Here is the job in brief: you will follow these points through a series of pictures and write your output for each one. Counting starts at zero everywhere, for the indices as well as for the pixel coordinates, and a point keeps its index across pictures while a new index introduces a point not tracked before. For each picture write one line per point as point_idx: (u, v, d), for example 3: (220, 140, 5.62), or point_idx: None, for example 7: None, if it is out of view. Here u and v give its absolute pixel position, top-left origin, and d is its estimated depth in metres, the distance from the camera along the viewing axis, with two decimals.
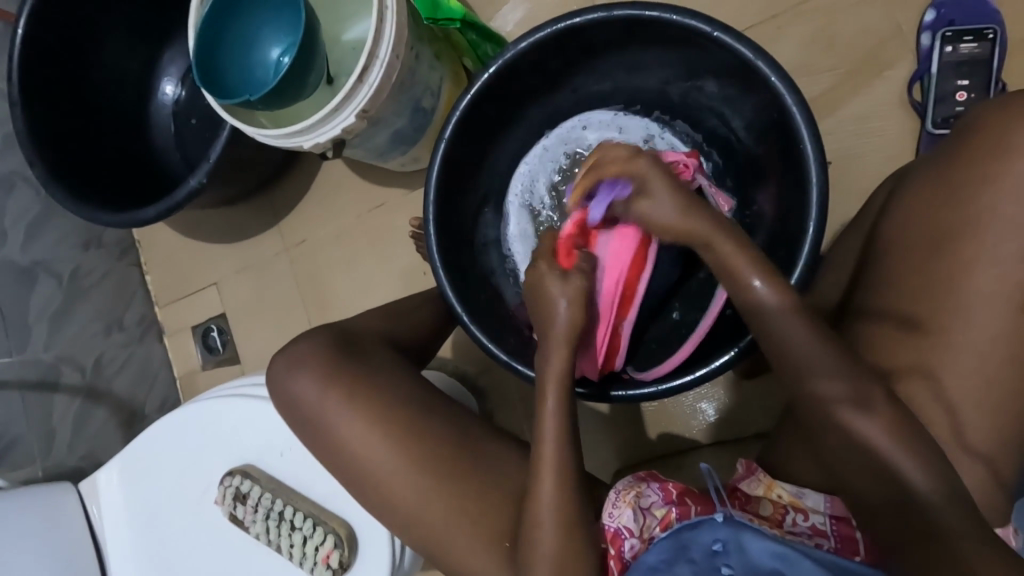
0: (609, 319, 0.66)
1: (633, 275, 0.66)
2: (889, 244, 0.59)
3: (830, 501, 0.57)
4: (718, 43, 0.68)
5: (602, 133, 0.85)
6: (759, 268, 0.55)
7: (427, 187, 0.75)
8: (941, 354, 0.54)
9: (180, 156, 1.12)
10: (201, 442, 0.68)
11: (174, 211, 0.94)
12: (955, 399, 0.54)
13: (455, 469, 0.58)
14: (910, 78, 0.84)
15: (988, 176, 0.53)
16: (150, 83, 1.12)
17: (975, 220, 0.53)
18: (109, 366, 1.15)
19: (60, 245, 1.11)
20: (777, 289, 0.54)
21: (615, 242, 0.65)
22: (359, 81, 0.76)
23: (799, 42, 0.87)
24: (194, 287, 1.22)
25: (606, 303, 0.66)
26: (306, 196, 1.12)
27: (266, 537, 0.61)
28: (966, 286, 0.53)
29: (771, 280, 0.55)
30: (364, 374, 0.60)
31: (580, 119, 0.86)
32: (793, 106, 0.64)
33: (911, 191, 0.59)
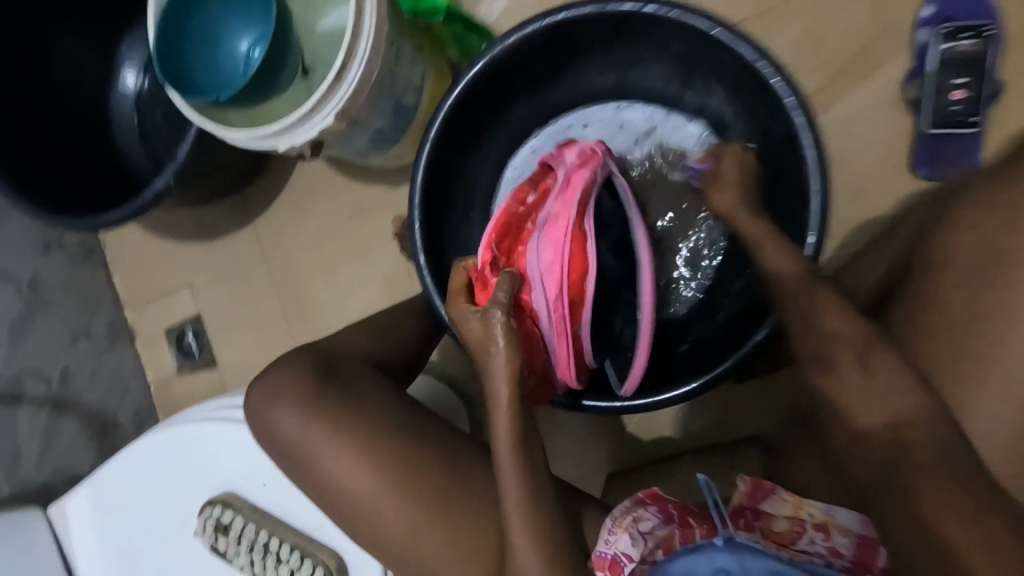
0: (562, 331, 0.59)
1: (576, 278, 0.60)
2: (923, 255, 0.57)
3: (862, 522, 0.54)
4: (714, 41, 0.66)
5: (602, 131, 0.81)
6: (802, 271, 0.57)
7: (412, 193, 0.72)
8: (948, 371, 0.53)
9: (145, 151, 1.04)
10: (177, 467, 0.64)
11: (140, 214, 0.89)
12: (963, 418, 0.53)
13: (450, 499, 0.55)
14: (907, 76, 0.82)
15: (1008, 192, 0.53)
16: (109, 72, 1.04)
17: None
18: (77, 374, 1.09)
19: (17, 249, 1.04)
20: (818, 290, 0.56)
21: (545, 249, 0.60)
22: (337, 79, 0.71)
23: (794, 36, 0.85)
24: (166, 289, 1.16)
25: (556, 315, 0.59)
26: (283, 193, 1.07)
27: (251, 570, 0.58)
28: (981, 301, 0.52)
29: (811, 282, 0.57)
30: (349, 400, 0.58)
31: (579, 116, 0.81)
32: (793, 108, 0.62)
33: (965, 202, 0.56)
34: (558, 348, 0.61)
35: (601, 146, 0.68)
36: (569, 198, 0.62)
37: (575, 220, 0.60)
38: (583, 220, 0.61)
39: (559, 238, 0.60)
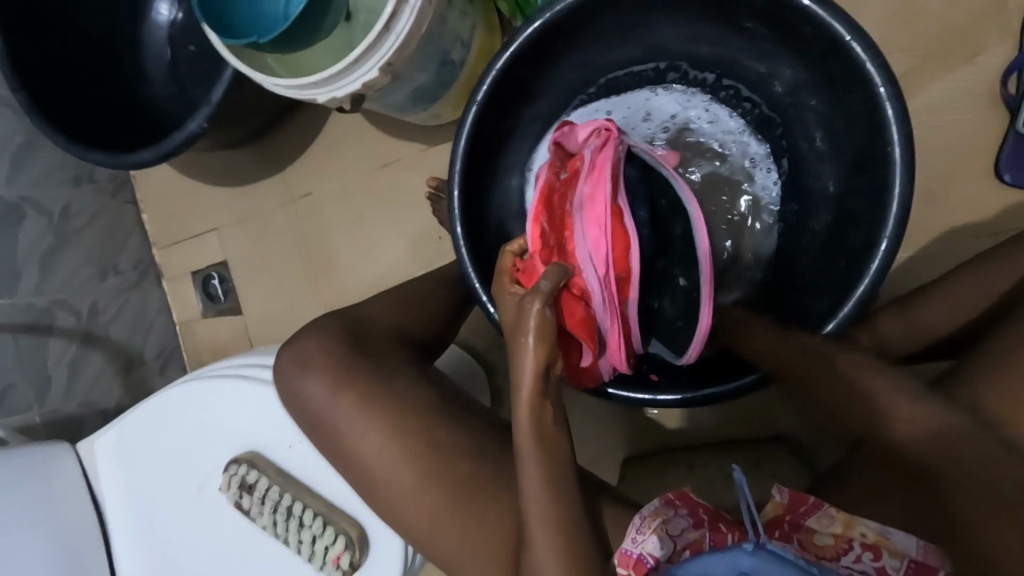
0: (611, 311, 0.57)
1: (621, 253, 0.57)
2: None
3: (924, 548, 0.51)
4: (800, 14, 0.60)
5: (629, 117, 0.77)
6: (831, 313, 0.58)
7: (454, 158, 0.68)
8: None
9: (175, 86, 1.00)
10: (202, 420, 0.65)
11: (171, 156, 0.86)
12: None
13: (477, 489, 0.53)
14: (1006, 68, 0.74)
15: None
16: (143, 2, 1.00)
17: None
18: (105, 310, 1.10)
19: (47, 179, 1.03)
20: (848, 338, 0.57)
21: (587, 230, 0.57)
22: (386, 29, 0.66)
23: (882, 14, 0.77)
24: (194, 232, 1.15)
25: (603, 297, 0.57)
26: (315, 143, 1.03)
27: (274, 530, 0.58)
28: None
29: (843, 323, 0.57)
30: (380, 376, 0.56)
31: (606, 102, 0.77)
32: (883, 96, 0.57)
33: None
34: (609, 329, 0.59)
35: (614, 122, 0.62)
36: (599, 177, 0.59)
37: (611, 197, 0.58)
38: (618, 196, 0.58)
39: (600, 216, 0.57)
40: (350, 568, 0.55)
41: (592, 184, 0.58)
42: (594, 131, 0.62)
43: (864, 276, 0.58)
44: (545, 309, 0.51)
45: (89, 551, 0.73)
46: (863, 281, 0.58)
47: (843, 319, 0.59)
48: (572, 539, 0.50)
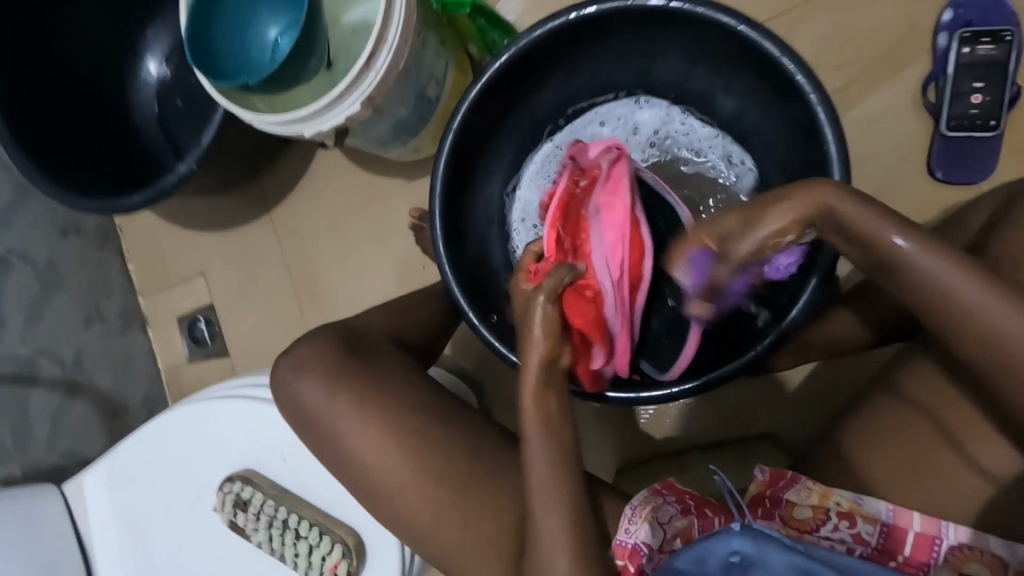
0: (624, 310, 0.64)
1: (635, 259, 0.67)
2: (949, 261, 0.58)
3: (893, 510, 0.54)
4: (741, 37, 0.66)
5: (616, 131, 0.82)
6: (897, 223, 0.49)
7: (433, 180, 0.73)
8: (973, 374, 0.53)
9: (164, 137, 1.06)
10: (200, 445, 0.68)
11: (161, 198, 0.90)
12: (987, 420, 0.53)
13: (468, 483, 0.56)
14: (925, 80, 0.83)
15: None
16: (132, 61, 1.06)
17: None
18: (91, 358, 1.09)
19: (35, 231, 1.04)
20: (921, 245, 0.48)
21: (607, 233, 0.65)
22: (366, 66, 0.72)
23: (812, 39, 0.86)
24: (181, 276, 1.17)
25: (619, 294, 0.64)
26: (300, 183, 1.08)
27: (270, 545, 0.62)
28: None
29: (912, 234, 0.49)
30: (372, 380, 0.59)
31: (597, 115, 0.82)
32: (817, 106, 0.62)
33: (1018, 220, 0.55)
34: (620, 329, 0.65)
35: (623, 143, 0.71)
36: (616, 187, 0.66)
37: (629, 207, 0.66)
38: (634, 207, 0.67)
39: (618, 222, 0.65)
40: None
41: (608, 195, 0.66)
42: (602, 150, 0.70)
43: (816, 262, 0.61)
44: (549, 304, 0.54)
45: None
46: (818, 263, 0.61)
47: (803, 304, 0.61)
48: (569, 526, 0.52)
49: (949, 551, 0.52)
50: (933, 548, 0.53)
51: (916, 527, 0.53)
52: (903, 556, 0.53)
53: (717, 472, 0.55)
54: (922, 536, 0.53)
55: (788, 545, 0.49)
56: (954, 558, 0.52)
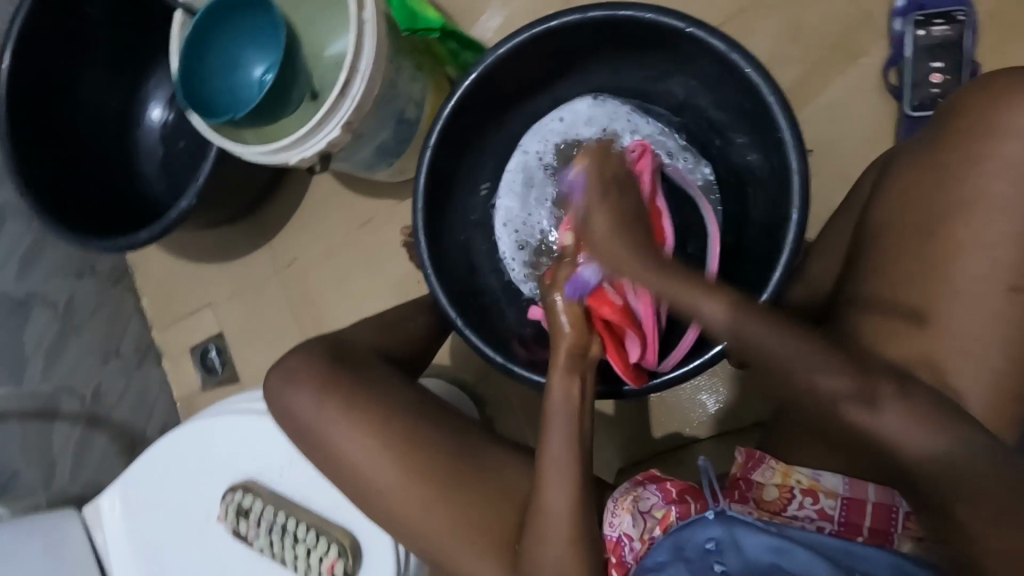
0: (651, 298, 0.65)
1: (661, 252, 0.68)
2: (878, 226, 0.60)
3: (849, 483, 0.54)
4: (692, 38, 0.69)
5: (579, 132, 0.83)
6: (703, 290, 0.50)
7: (415, 196, 0.76)
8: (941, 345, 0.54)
9: (168, 179, 1.12)
10: (205, 463, 0.73)
11: (165, 234, 0.95)
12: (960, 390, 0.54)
13: (456, 477, 0.60)
14: (885, 64, 0.85)
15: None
16: (136, 109, 1.13)
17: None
18: (109, 392, 1.14)
19: (52, 275, 1.10)
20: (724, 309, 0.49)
21: None
22: (342, 94, 0.77)
23: (773, 35, 0.89)
24: (190, 309, 1.22)
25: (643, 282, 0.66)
26: (297, 211, 1.13)
27: (271, 550, 0.67)
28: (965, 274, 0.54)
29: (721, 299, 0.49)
30: (360, 386, 0.63)
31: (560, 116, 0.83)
32: (769, 96, 0.64)
33: (898, 179, 0.59)
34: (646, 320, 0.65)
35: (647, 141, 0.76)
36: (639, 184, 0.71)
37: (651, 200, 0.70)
38: (656, 200, 0.71)
39: None
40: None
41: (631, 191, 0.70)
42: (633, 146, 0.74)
43: (785, 244, 0.63)
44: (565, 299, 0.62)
45: None
46: (784, 248, 0.63)
47: (773, 288, 0.63)
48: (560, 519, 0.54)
49: (905, 518, 0.53)
50: (891, 516, 0.53)
51: (873, 498, 0.54)
52: (867, 527, 0.54)
53: (701, 461, 0.57)
54: (880, 506, 0.53)
55: (762, 528, 0.50)
56: (910, 524, 0.53)
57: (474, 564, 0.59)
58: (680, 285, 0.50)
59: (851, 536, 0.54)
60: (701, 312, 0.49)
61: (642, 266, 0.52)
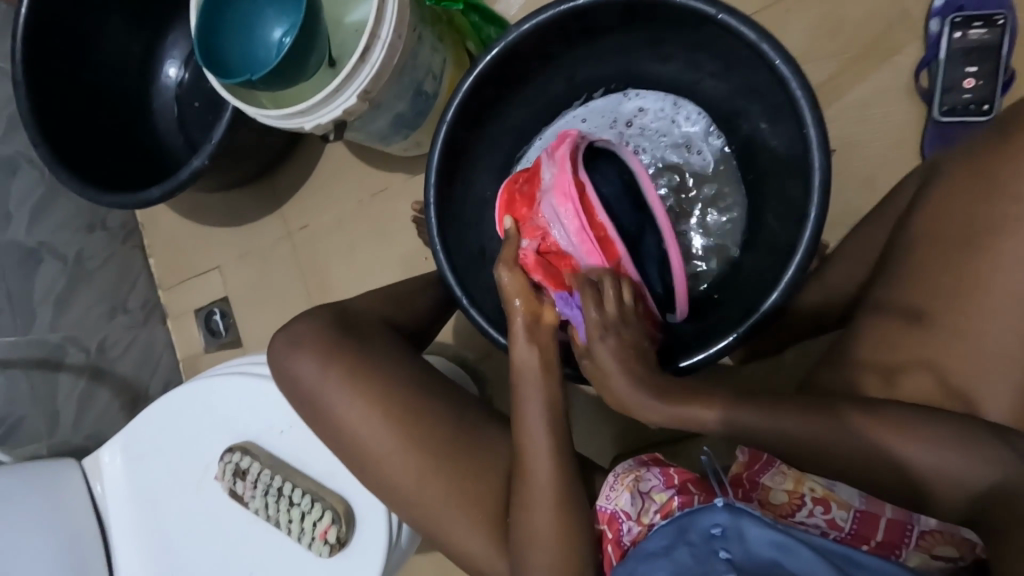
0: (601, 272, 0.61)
1: (596, 218, 0.62)
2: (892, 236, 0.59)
3: (866, 498, 0.54)
4: (722, 25, 0.67)
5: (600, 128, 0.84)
6: (703, 409, 0.54)
7: (427, 170, 0.75)
8: None
9: (181, 140, 1.12)
10: (205, 422, 0.74)
11: (176, 193, 0.94)
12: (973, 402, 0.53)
13: (453, 451, 0.60)
14: (918, 65, 0.83)
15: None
16: (152, 66, 1.12)
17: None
18: (113, 348, 1.15)
19: (62, 227, 1.10)
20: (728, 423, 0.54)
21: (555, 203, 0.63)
22: (361, 61, 0.76)
23: (803, 29, 0.87)
24: (197, 271, 1.22)
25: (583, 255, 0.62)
26: (308, 179, 1.12)
27: (266, 511, 0.67)
28: None
29: (719, 411, 0.54)
30: (364, 356, 0.63)
31: (580, 113, 0.85)
32: (797, 89, 0.62)
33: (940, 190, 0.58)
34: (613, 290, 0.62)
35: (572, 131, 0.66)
36: (561, 160, 0.63)
37: (573, 174, 0.62)
38: (578, 171, 0.63)
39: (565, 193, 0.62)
40: (338, 541, 0.64)
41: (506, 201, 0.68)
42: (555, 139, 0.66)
43: (799, 244, 0.62)
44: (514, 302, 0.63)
45: (89, 558, 0.77)
46: (799, 246, 0.62)
47: (784, 286, 0.62)
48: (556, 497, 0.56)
49: (919, 536, 0.53)
50: (904, 532, 0.54)
51: (888, 514, 0.54)
52: (876, 540, 0.54)
53: (706, 452, 0.57)
54: (894, 522, 0.54)
55: (768, 522, 0.48)
56: (922, 542, 0.53)
57: (464, 538, 0.59)
58: (687, 404, 0.55)
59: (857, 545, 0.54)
60: (710, 424, 0.54)
61: (646, 395, 0.55)
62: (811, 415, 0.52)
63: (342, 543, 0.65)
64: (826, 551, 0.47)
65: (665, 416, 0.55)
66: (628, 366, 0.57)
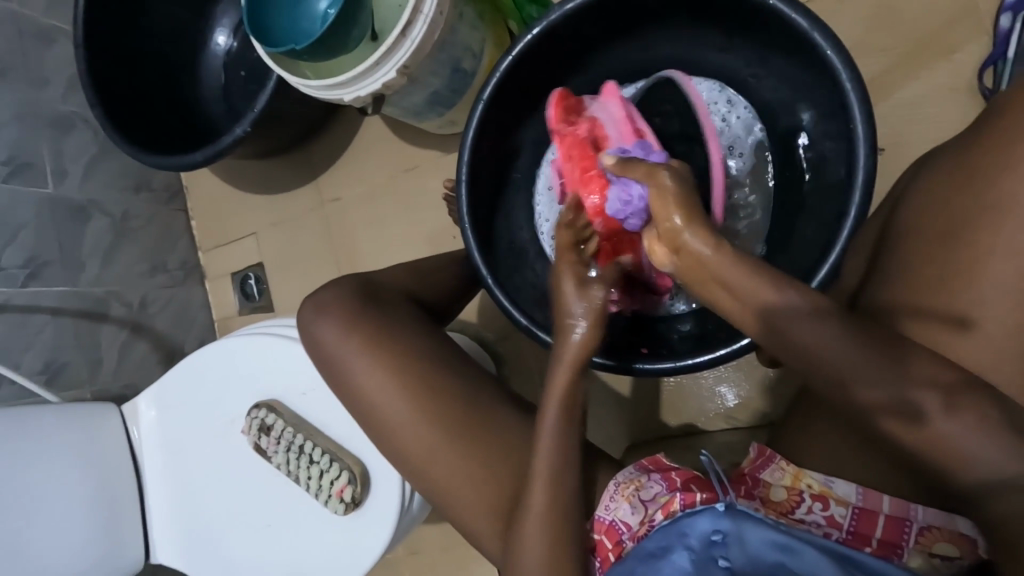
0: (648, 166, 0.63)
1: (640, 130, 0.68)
2: (909, 226, 0.55)
3: (863, 493, 0.52)
4: (773, 12, 0.64)
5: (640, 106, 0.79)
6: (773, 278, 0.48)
7: (461, 149, 0.76)
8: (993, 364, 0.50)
9: (226, 107, 1.15)
10: (234, 379, 0.77)
11: (218, 157, 0.98)
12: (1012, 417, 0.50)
13: (467, 425, 0.62)
14: (982, 63, 0.78)
15: (1003, 164, 0.50)
16: (203, 33, 1.16)
17: (997, 204, 0.50)
18: (154, 304, 1.20)
19: (112, 184, 1.15)
20: (799, 296, 0.47)
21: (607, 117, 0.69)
22: (402, 35, 0.76)
23: (860, 19, 0.83)
24: (234, 236, 1.26)
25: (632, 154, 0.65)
26: (344, 152, 1.14)
27: (287, 466, 0.71)
28: None
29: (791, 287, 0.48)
30: (389, 325, 0.65)
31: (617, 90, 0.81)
32: (846, 83, 0.60)
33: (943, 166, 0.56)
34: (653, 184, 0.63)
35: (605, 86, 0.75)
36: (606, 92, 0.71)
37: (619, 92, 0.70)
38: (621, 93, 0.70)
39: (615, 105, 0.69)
40: (352, 501, 0.67)
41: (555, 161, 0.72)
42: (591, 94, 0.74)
43: (835, 243, 0.60)
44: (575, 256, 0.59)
45: (124, 496, 0.82)
46: (835, 245, 0.60)
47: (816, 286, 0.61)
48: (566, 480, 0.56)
49: (918, 533, 0.51)
50: (903, 530, 0.51)
51: (886, 510, 0.51)
52: (876, 538, 0.52)
53: (705, 453, 0.53)
54: (892, 519, 0.51)
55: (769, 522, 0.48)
56: (922, 539, 0.51)
57: (472, 509, 0.61)
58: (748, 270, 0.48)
59: (858, 546, 0.52)
60: (779, 304, 0.48)
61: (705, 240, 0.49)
62: (859, 336, 0.46)
63: (357, 503, 0.67)
64: (828, 548, 0.47)
65: (727, 280, 0.48)
66: (684, 207, 0.49)
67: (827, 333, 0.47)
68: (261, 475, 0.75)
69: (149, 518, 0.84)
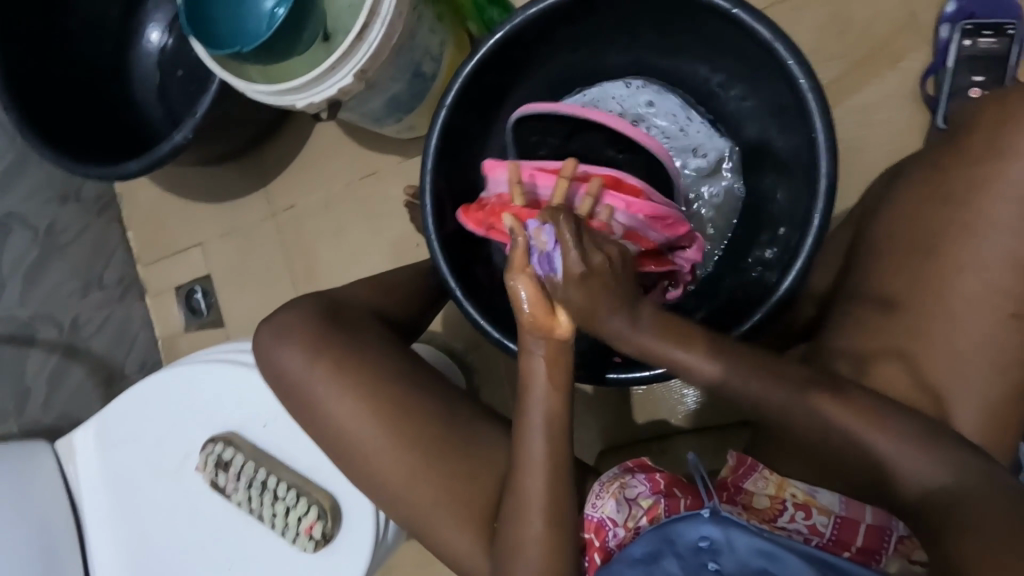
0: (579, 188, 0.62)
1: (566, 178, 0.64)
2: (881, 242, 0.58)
3: (845, 501, 0.54)
4: (735, 21, 0.64)
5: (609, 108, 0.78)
6: (686, 345, 0.52)
7: (423, 156, 0.72)
8: (948, 371, 0.52)
9: (163, 111, 1.07)
10: (184, 409, 0.72)
11: (157, 166, 0.90)
12: (973, 421, 0.52)
13: (440, 451, 0.59)
14: (924, 71, 0.82)
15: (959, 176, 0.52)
16: (134, 30, 1.07)
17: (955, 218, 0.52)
18: (88, 325, 1.10)
19: (34, 196, 1.04)
20: (699, 358, 0.52)
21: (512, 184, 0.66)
22: (358, 38, 0.72)
23: (813, 27, 0.85)
24: (177, 248, 1.18)
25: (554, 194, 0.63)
26: (296, 157, 1.08)
27: (248, 504, 0.66)
28: (959, 293, 0.52)
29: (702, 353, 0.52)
30: (352, 345, 0.61)
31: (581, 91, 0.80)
32: (807, 92, 0.60)
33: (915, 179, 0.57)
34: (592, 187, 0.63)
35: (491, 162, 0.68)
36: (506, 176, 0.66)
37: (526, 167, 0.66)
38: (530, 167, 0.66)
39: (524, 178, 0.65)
40: (323, 537, 0.63)
41: (546, 105, 0.68)
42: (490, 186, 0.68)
43: (801, 248, 0.61)
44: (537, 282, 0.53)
45: (62, 546, 0.74)
46: (802, 250, 0.61)
47: (782, 292, 0.61)
48: (549, 509, 0.54)
49: (898, 541, 0.53)
50: (883, 538, 0.53)
51: (868, 519, 0.53)
52: (857, 545, 0.53)
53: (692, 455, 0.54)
54: (874, 528, 0.53)
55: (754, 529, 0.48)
56: (901, 547, 0.53)
57: (449, 539, 0.58)
58: (660, 341, 0.53)
59: (838, 552, 0.53)
60: (684, 363, 0.52)
61: (624, 320, 0.52)
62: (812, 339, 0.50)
63: (328, 539, 0.64)
64: (809, 554, 0.48)
65: (643, 345, 0.53)
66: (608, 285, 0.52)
67: (730, 371, 0.51)
68: (218, 510, 0.70)
69: (91, 570, 0.77)
